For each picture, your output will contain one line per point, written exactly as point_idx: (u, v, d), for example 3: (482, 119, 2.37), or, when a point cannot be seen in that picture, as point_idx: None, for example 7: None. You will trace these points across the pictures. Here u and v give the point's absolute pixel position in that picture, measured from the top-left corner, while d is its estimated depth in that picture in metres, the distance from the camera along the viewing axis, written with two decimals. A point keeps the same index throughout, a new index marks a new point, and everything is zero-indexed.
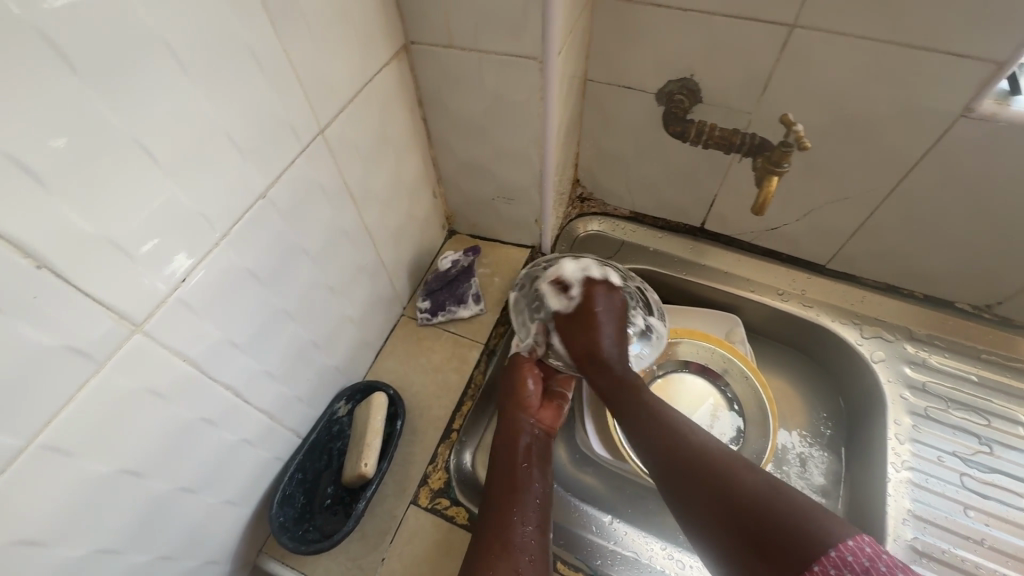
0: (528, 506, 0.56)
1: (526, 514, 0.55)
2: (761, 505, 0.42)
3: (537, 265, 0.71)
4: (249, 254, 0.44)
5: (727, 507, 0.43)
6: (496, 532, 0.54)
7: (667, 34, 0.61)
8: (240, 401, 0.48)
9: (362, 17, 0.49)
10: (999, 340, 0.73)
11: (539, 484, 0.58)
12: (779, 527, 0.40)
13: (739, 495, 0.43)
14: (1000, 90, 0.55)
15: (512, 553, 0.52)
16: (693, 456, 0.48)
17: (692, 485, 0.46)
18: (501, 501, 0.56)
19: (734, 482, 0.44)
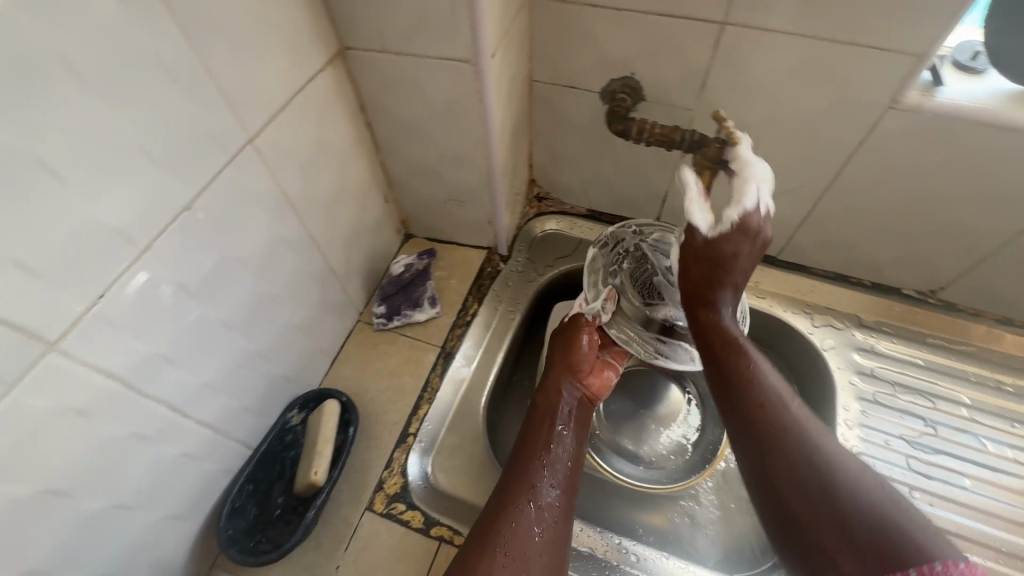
0: (558, 466, 0.57)
1: (555, 476, 0.56)
2: (850, 494, 0.40)
3: (628, 229, 0.71)
4: (177, 267, 0.44)
5: (817, 490, 0.41)
6: (521, 488, 0.54)
7: (605, 33, 0.62)
8: (179, 415, 0.48)
9: (289, 25, 0.49)
10: (942, 324, 0.76)
11: (567, 449, 0.59)
12: (873, 524, 0.38)
13: (835, 484, 0.41)
14: (924, 83, 0.57)
15: (538, 508, 0.53)
16: (791, 431, 0.45)
17: (786, 461, 0.43)
18: (536, 459, 0.57)
19: (822, 461, 0.42)
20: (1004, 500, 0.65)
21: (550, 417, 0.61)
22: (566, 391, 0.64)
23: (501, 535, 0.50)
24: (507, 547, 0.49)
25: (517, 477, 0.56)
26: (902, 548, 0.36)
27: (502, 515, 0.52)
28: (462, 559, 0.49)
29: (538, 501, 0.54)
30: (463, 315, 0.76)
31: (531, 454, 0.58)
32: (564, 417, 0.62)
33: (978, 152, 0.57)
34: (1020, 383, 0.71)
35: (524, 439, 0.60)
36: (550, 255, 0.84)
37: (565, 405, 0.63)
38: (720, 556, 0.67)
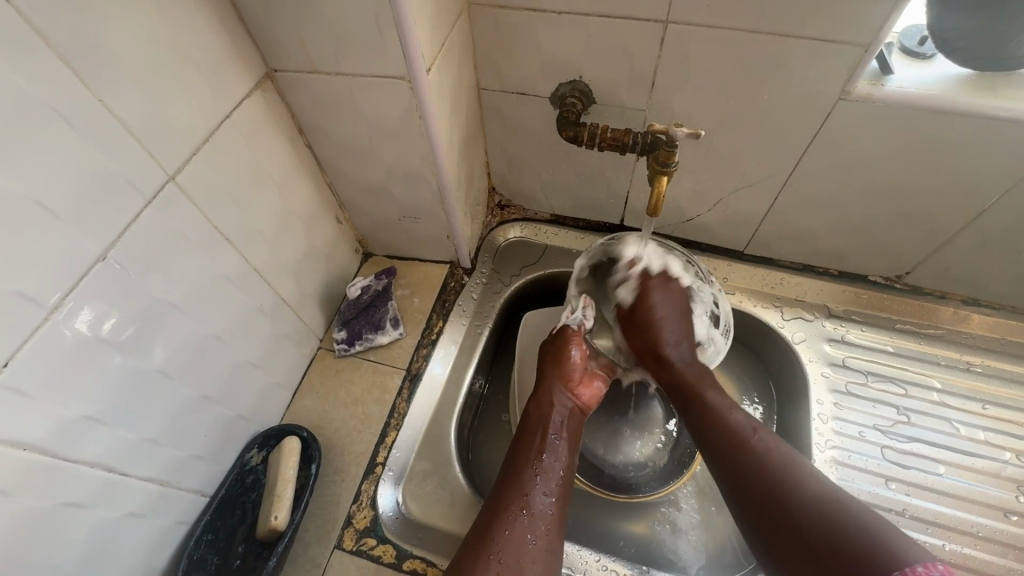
0: (552, 474, 0.55)
1: (549, 485, 0.54)
2: (825, 514, 0.45)
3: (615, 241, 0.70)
4: (95, 322, 0.41)
5: (797, 514, 0.46)
6: (514, 495, 0.52)
7: (548, 38, 0.60)
8: (118, 474, 0.46)
9: (204, 52, 0.46)
10: (910, 308, 0.75)
11: (563, 453, 0.57)
12: (845, 536, 0.43)
13: (807, 514, 0.46)
14: (872, 72, 0.56)
15: (532, 518, 0.51)
16: (767, 462, 0.50)
17: (766, 493, 0.49)
18: (531, 468, 0.55)
19: (793, 488, 0.48)
20: (978, 484, 0.65)
21: (543, 426, 0.59)
22: (557, 401, 0.61)
23: (496, 545, 0.49)
24: (500, 560, 0.48)
25: (511, 488, 0.53)
26: (873, 555, 0.40)
27: (494, 526, 0.50)
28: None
29: (533, 511, 0.51)
30: (427, 334, 0.74)
31: (523, 464, 0.55)
32: (557, 428, 0.59)
33: (929, 139, 0.56)
34: (987, 362, 0.72)
35: (515, 450, 0.57)
36: (515, 264, 0.82)
37: (558, 416, 0.60)
38: (704, 563, 0.66)
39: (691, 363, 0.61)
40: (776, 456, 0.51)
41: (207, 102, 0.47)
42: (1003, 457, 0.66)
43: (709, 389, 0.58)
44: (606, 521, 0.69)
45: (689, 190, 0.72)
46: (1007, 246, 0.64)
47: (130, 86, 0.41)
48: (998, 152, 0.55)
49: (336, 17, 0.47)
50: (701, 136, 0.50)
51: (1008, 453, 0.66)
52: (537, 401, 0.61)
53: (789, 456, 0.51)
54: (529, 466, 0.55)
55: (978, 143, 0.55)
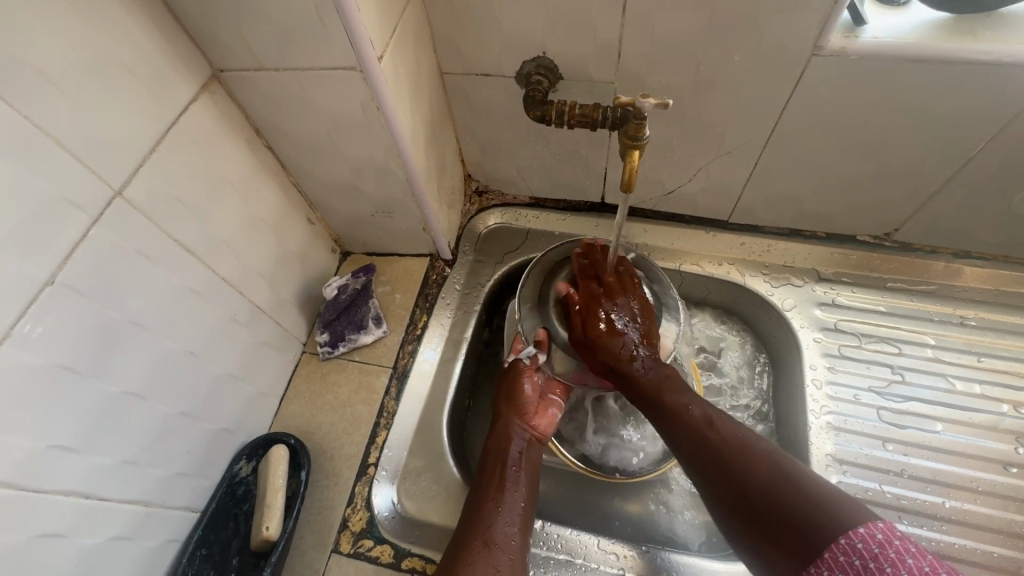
0: (514, 504, 0.55)
1: (512, 515, 0.54)
2: (781, 499, 0.44)
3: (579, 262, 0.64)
4: (51, 348, 0.40)
5: (759, 506, 0.45)
6: (475, 530, 0.52)
7: (506, 14, 0.57)
8: (95, 500, 0.45)
9: (139, 58, 0.44)
10: (902, 266, 0.73)
11: (519, 478, 0.57)
12: (803, 520, 0.42)
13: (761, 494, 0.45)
14: (845, 24, 0.53)
15: (495, 547, 0.51)
16: (722, 451, 0.50)
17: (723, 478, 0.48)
18: (493, 498, 0.55)
19: (751, 475, 0.47)
20: (976, 439, 0.64)
21: (501, 458, 0.59)
22: (512, 431, 0.61)
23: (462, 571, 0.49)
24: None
25: (474, 518, 0.54)
26: (828, 535, 0.39)
27: (460, 555, 0.50)
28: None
29: (498, 542, 0.52)
30: (412, 329, 0.72)
31: (485, 494, 0.56)
32: (516, 459, 0.59)
33: (910, 88, 0.54)
34: (980, 315, 0.70)
35: (478, 483, 0.57)
36: (497, 251, 0.80)
37: (515, 448, 0.60)
38: (703, 539, 0.66)
39: (648, 369, 0.55)
40: (734, 448, 0.49)
41: (147, 110, 0.45)
42: (1000, 409, 0.66)
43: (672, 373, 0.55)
44: (606, 504, 0.68)
45: (667, 161, 0.70)
46: (996, 194, 0.62)
47: (61, 101, 0.39)
48: (981, 98, 0.53)
49: (275, 9, 0.44)
50: (670, 106, 0.48)
51: (1005, 406, 0.66)
52: (496, 434, 0.61)
53: (747, 444, 0.49)
54: (488, 498, 0.55)
55: (959, 91, 0.53)
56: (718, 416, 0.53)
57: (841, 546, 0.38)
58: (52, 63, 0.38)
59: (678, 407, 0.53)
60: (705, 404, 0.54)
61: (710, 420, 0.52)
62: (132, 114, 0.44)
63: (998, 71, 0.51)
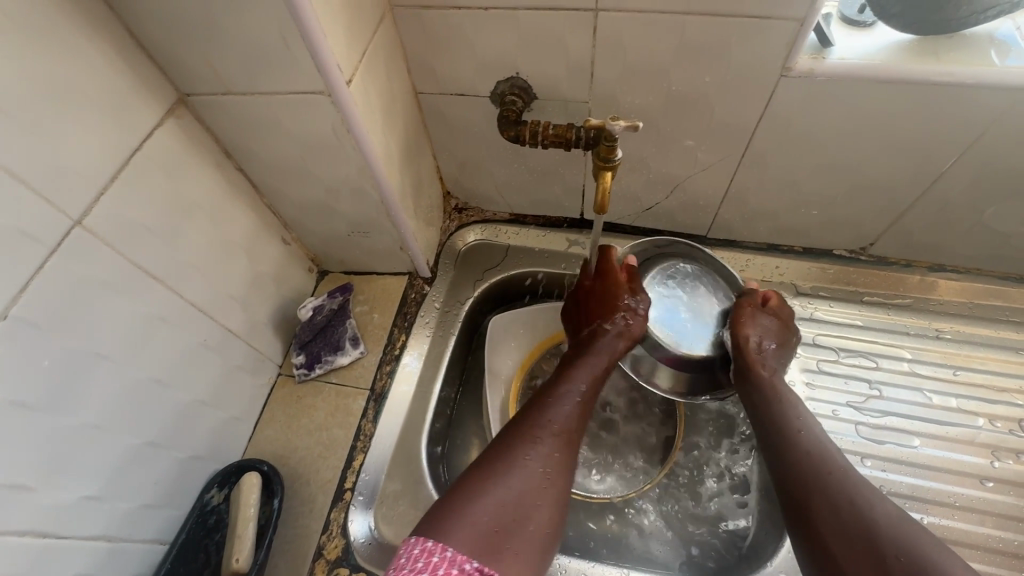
0: (574, 405, 0.55)
1: (569, 414, 0.54)
2: (885, 536, 0.44)
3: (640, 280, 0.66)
4: (5, 384, 0.39)
5: (855, 536, 0.45)
6: (532, 421, 0.53)
7: (477, 36, 0.57)
8: (54, 538, 0.44)
9: (100, 87, 0.43)
10: (878, 280, 0.73)
11: (605, 364, 0.59)
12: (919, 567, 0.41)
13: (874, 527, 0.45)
14: (812, 46, 0.54)
15: (571, 437, 0.53)
16: (837, 477, 0.49)
17: (828, 499, 0.48)
18: (580, 385, 0.57)
19: (868, 508, 0.46)
20: (954, 453, 0.65)
21: (600, 342, 0.60)
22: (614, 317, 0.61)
23: (539, 449, 0.51)
24: (539, 468, 0.50)
25: (559, 399, 0.55)
26: None
27: (541, 429, 0.52)
28: (480, 474, 0.48)
29: (574, 433, 0.54)
30: (389, 349, 0.71)
31: (572, 380, 0.57)
32: (610, 349, 0.60)
33: (878, 109, 0.55)
34: (956, 328, 0.71)
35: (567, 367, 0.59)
36: (477, 267, 0.80)
37: (596, 352, 0.59)
38: (685, 559, 0.65)
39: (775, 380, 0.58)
40: (840, 478, 0.49)
41: (108, 138, 0.45)
42: (976, 423, 0.66)
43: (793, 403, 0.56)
44: (588, 523, 0.67)
45: (644, 178, 0.70)
46: (966, 210, 0.63)
47: (15, 132, 0.38)
48: (947, 117, 0.54)
49: (240, 34, 0.44)
50: (639, 128, 0.48)
51: (981, 419, 0.66)
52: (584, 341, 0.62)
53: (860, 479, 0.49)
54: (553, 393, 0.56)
55: (926, 111, 0.54)
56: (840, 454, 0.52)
57: None
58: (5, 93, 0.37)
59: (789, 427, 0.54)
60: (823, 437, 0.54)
61: (828, 451, 0.52)
62: (91, 142, 0.43)
63: (962, 92, 0.51)
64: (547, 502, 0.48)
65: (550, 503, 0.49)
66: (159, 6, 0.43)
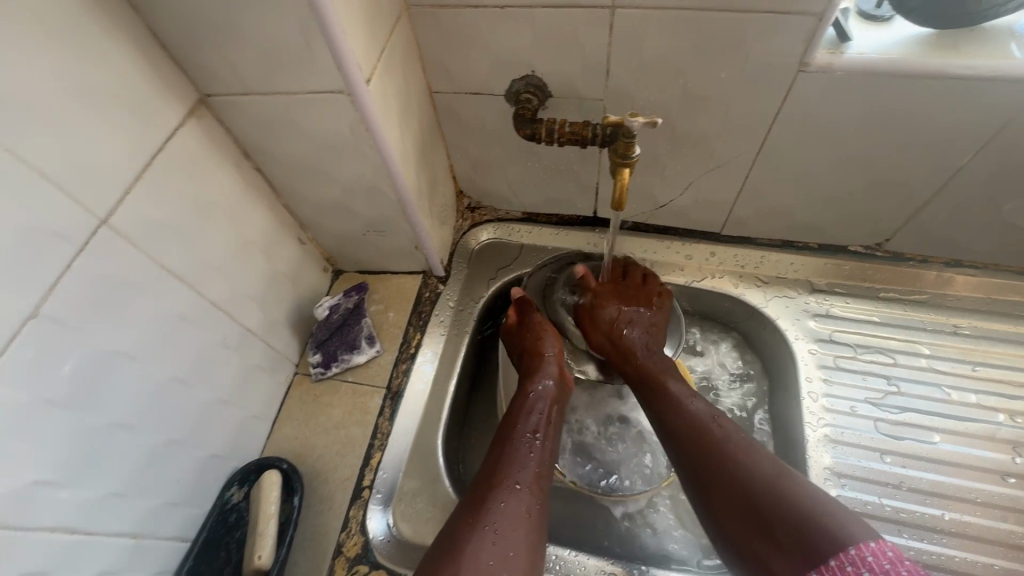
0: (529, 460, 0.56)
1: (526, 468, 0.55)
2: (763, 495, 0.48)
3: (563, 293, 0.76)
4: (33, 381, 0.40)
5: (742, 501, 0.49)
6: (486, 480, 0.54)
7: (493, 34, 0.57)
8: (82, 535, 0.44)
9: (124, 88, 0.44)
10: (895, 276, 0.73)
11: (549, 421, 0.60)
12: (803, 524, 0.44)
13: (760, 496, 0.48)
14: (830, 41, 0.54)
15: (524, 491, 0.53)
16: (722, 458, 0.52)
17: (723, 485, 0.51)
18: (525, 443, 0.57)
19: (748, 475, 0.50)
20: (974, 449, 0.64)
21: (527, 407, 0.61)
22: (536, 385, 0.63)
23: (491, 512, 0.50)
24: (494, 533, 0.48)
25: (504, 460, 0.55)
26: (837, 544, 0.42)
27: (489, 497, 0.51)
28: (436, 555, 0.47)
29: (526, 486, 0.53)
30: (405, 348, 0.72)
31: (514, 441, 0.57)
32: (540, 411, 0.61)
33: (894, 103, 0.55)
34: (974, 323, 0.71)
35: (505, 429, 0.59)
36: (491, 266, 0.80)
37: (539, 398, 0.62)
38: (702, 557, 0.65)
39: (649, 356, 0.65)
40: (721, 445, 0.53)
41: (132, 139, 0.45)
42: (996, 419, 0.66)
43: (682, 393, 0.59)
44: (605, 519, 0.67)
45: (658, 176, 0.70)
46: (986, 204, 0.63)
47: (44, 132, 0.39)
48: (966, 111, 0.54)
49: (260, 35, 0.44)
50: (658, 124, 0.48)
51: (1001, 415, 0.66)
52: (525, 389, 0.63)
53: (745, 450, 0.52)
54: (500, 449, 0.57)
55: (946, 104, 0.53)
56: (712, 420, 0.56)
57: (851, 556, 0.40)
58: (36, 94, 0.38)
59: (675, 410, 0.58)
60: (708, 404, 0.58)
61: (706, 425, 0.55)
62: (116, 142, 0.44)
63: (982, 85, 0.51)
64: (510, 566, 0.46)
65: (521, 567, 0.46)
66: (181, 7, 0.43)
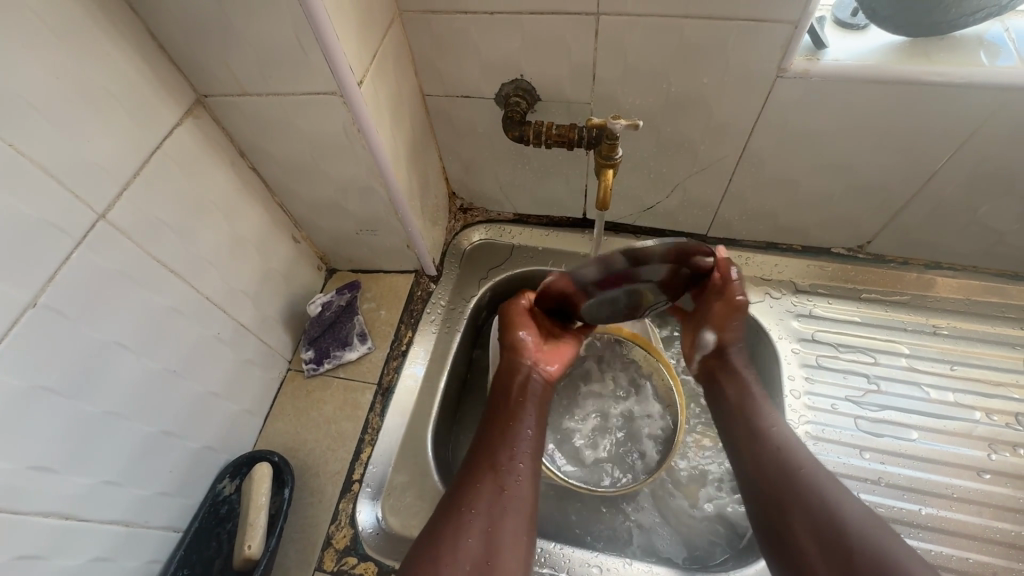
0: (522, 434, 0.58)
1: (521, 444, 0.57)
2: (854, 535, 0.46)
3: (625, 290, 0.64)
4: (31, 370, 0.41)
5: (828, 536, 0.47)
6: (486, 456, 0.56)
7: (483, 39, 0.59)
8: (76, 521, 0.45)
9: (125, 88, 0.45)
10: (876, 277, 0.75)
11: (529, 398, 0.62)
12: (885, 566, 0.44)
13: (843, 525, 0.47)
14: (807, 48, 0.56)
15: (506, 474, 0.54)
16: (808, 484, 0.51)
17: (799, 501, 0.50)
18: (504, 425, 0.59)
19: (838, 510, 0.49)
20: (951, 446, 0.66)
21: (509, 391, 0.62)
22: (521, 369, 0.65)
23: (478, 496, 0.52)
24: (471, 515, 0.50)
25: (496, 440, 0.57)
26: None
27: (477, 477, 0.54)
28: (434, 529, 0.50)
29: (504, 466, 0.55)
30: (396, 345, 0.73)
31: (497, 425, 0.59)
32: (522, 391, 0.63)
33: (869, 109, 0.57)
34: (953, 324, 0.72)
35: (489, 416, 0.61)
36: (482, 266, 0.81)
37: (523, 377, 0.64)
38: (685, 552, 0.66)
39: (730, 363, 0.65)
40: (813, 476, 0.52)
41: (131, 137, 0.47)
42: (973, 416, 0.67)
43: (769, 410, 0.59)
44: (593, 514, 0.69)
45: (645, 178, 0.72)
46: (962, 207, 0.65)
47: (46, 129, 0.40)
48: (938, 116, 0.56)
49: (257, 38, 0.46)
50: (640, 127, 0.50)
51: (978, 413, 0.67)
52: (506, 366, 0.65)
53: (832, 483, 0.51)
54: (500, 425, 0.59)
55: (918, 109, 0.55)
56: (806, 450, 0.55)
57: None
58: (38, 92, 0.39)
59: (761, 429, 0.57)
60: (788, 432, 0.57)
61: (799, 450, 0.54)
62: (115, 140, 0.45)
63: (952, 91, 0.53)
64: (499, 546, 0.49)
65: (506, 542, 0.50)
66: (180, 9, 0.45)
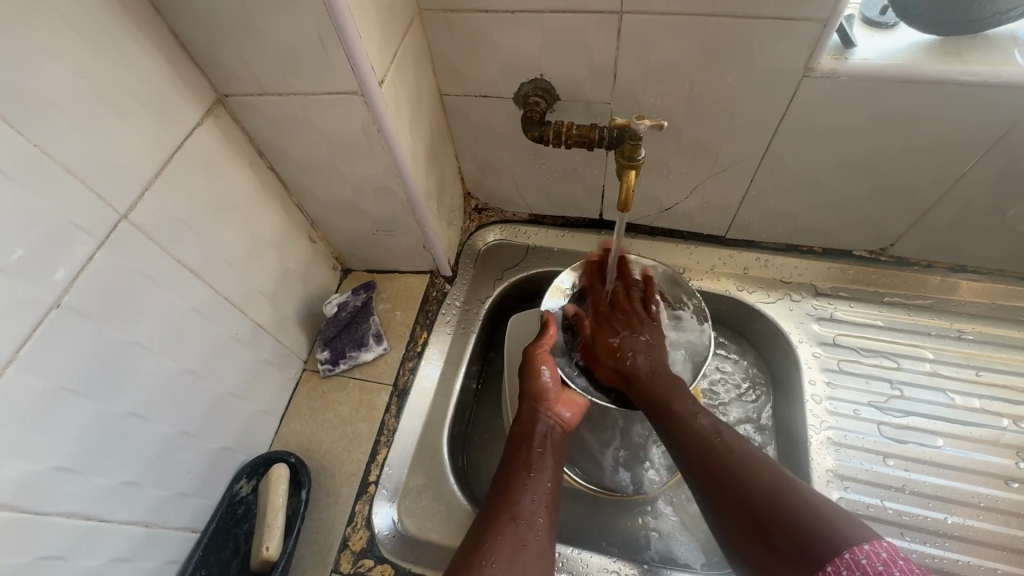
0: (540, 485, 0.55)
1: (537, 493, 0.54)
2: (763, 504, 0.44)
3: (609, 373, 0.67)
4: (55, 370, 0.41)
5: (749, 507, 0.45)
6: (501, 504, 0.53)
7: (504, 38, 0.58)
8: (98, 521, 0.45)
9: (147, 88, 0.45)
10: (899, 281, 0.73)
11: (552, 445, 0.59)
12: (798, 527, 0.41)
13: (752, 495, 0.45)
14: (835, 47, 0.55)
15: (524, 525, 0.51)
16: (722, 462, 0.49)
17: (719, 477, 0.48)
18: (522, 476, 0.55)
19: (750, 483, 0.46)
20: (976, 453, 0.64)
21: (527, 440, 0.59)
22: (538, 418, 0.61)
23: (497, 541, 0.49)
24: (492, 567, 0.47)
25: (512, 490, 0.54)
26: (832, 549, 0.38)
27: (494, 527, 0.50)
28: None
29: (524, 517, 0.51)
30: (412, 346, 0.73)
31: (515, 476, 0.55)
32: (541, 441, 0.59)
33: (897, 109, 0.55)
34: (978, 329, 0.71)
35: (503, 467, 0.57)
36: (498, 267, 0.81)
37: (541, 428, 0.60)
38: (704, 559, 0.65)
39: (656, 376, 0.58)
40: (726, 450, 0.49)
41: (153, 137, 0.47)
42: (1000, 424, 0.66)
43: (683, 396, 0.56)
44: (610, 519, 0.68)
45: (665, 178, 0.71)
46: (990, 209, 0.63)
47: (69, 128, 0.40)
48: (968, 117, 0.54)
49: (278, 37, 0.46)
50: (664, 127, 0.49)
51: (1005, 420, 0.66)
52: (520, 419, 0.61)
53: (750, 453, 0.49)
54: (512, 475, 0.55)
55: (948, 110, 0.54)
56: (723, 427, 0.52)
57: (846, 561, 0.37)
58: (63, 92, 0.39)
59: (686, 412, 0.54)
60: (714, 417, 0.54)
61: (714, 427, 0.52)
62: (137, 140, 0.45)
63: (984, 91, 0.52)
64: None
65: None
66: (202, 9, 0.44)
